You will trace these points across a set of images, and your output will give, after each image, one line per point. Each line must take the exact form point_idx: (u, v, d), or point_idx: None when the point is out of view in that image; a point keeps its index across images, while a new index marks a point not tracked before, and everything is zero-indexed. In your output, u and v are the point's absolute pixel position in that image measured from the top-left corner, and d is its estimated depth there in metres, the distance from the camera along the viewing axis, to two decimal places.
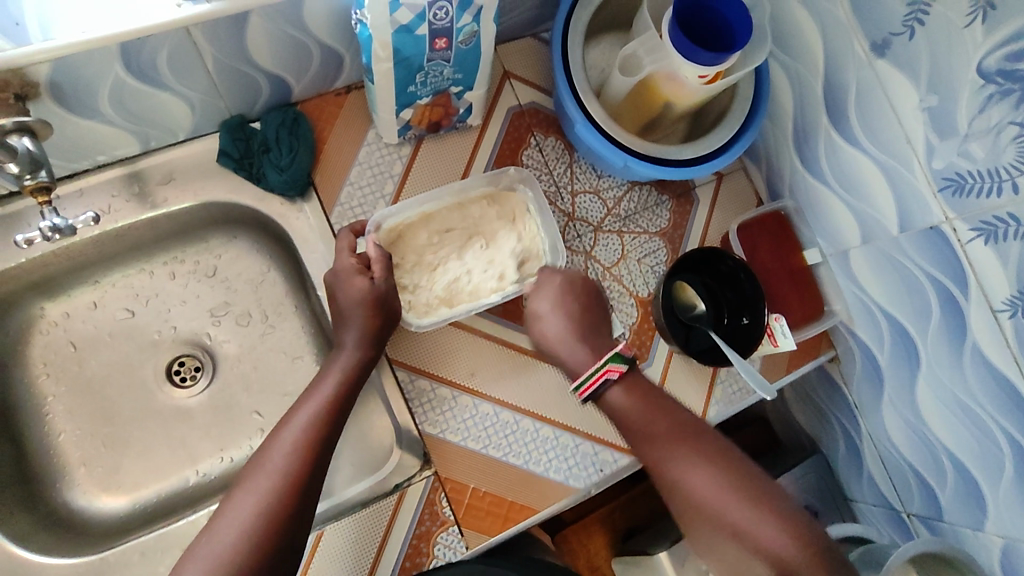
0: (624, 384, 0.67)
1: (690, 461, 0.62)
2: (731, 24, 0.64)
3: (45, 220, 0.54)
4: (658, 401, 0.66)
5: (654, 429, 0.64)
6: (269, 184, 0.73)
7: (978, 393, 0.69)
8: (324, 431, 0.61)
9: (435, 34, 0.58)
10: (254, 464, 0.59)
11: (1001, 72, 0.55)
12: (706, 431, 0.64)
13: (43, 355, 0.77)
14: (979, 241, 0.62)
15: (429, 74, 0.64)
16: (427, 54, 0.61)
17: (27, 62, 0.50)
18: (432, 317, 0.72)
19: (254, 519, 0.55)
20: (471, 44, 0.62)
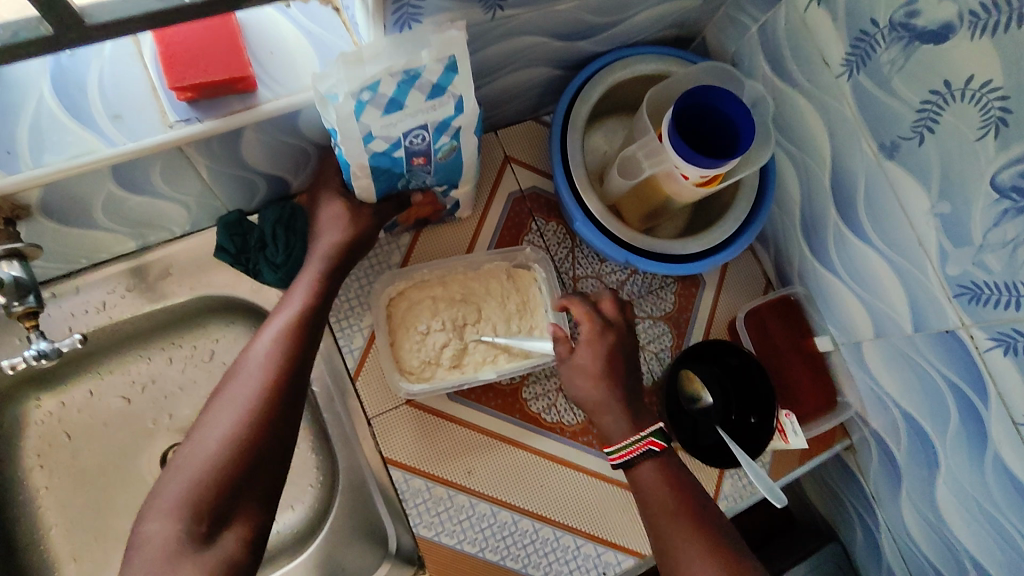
0: (658, 462, 0.63)
1: (699, 557, 0.57)
2: (733, 124, 0.63)
3: (32, 345, 0.55)
4: (681, 477, 0.62)
5: (673, 511, 0.60)
6: (265, 280, 0.72)
7: (1001, 504, 0.65)
8: (295, 343, 0.62)
9: (412, 154, 0.57)
10: (231, 381, 0.60)
11: (1016, 188, 0.52)
12: (718, 522, 0.60)
13: (37, 446, 0.76)
14: (997, 352, 0.59)
15: (413, 179, 0.63)
16: (406, 167, 0.60)
17: (17, 189, 0.50)
18: (424, 384, 0.70)
19: (231, 432, 0.55)
20: (452, 157, 0.60)
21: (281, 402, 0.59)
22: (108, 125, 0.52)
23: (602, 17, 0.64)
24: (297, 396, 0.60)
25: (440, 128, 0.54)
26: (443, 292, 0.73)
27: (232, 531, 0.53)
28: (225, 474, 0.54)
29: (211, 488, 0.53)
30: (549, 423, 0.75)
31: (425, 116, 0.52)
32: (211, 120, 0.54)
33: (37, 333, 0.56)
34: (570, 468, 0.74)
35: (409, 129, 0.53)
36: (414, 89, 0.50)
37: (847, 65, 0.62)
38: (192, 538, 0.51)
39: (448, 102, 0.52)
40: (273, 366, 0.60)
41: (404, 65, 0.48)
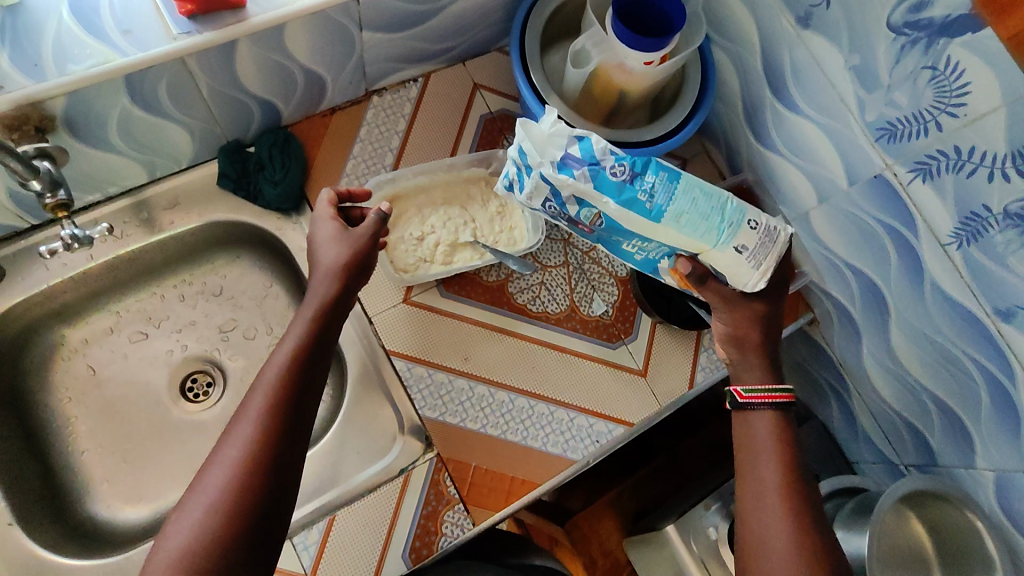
0: (777, 414, 0.67)
1: (779, 495, 0.62)
2: (667, 12, 0.72)
3: (64, 229, 0.65)
4: (794, 443, 0.65)
5: (772, 458, 0.64)
6: (265, 200, 0.79)
7: (944, 328, 0.72)
8: (290, 389, 0.58)
9: (573, 219, 0.68)
10: (228, 433, 0.56)
11: (907, 23, 0.60)
12: (807, 482, 0.63)
13: (65, 379, 0.82)
14: (918, 181, 0.67)
15: (641, 247, 0.69)
16: (598, 233, 0.70)
17: (45, 98, 0.58)
18: (413, 274, 0.78)
19: (223, 494, 0.52)
20: (607, 221, 0.66)
21: (276, 452, 0.55)
22: (120, 39, 0.60)
23: None
24: (294, 439, 0.57)
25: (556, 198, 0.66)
26: (427, 199, 0.82)
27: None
28: (218, 542, 0.50)
29: (207, 550, 0.50)
30: (534, 312, 0.82)
31: (541, 190, 0.66)
32: (210, 32, 0.62)
33: (70, 222, 0.66)
34: (557, 349, 0.81)
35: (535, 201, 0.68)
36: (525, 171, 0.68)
37: None
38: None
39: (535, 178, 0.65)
40: (264, 412, 0.56)
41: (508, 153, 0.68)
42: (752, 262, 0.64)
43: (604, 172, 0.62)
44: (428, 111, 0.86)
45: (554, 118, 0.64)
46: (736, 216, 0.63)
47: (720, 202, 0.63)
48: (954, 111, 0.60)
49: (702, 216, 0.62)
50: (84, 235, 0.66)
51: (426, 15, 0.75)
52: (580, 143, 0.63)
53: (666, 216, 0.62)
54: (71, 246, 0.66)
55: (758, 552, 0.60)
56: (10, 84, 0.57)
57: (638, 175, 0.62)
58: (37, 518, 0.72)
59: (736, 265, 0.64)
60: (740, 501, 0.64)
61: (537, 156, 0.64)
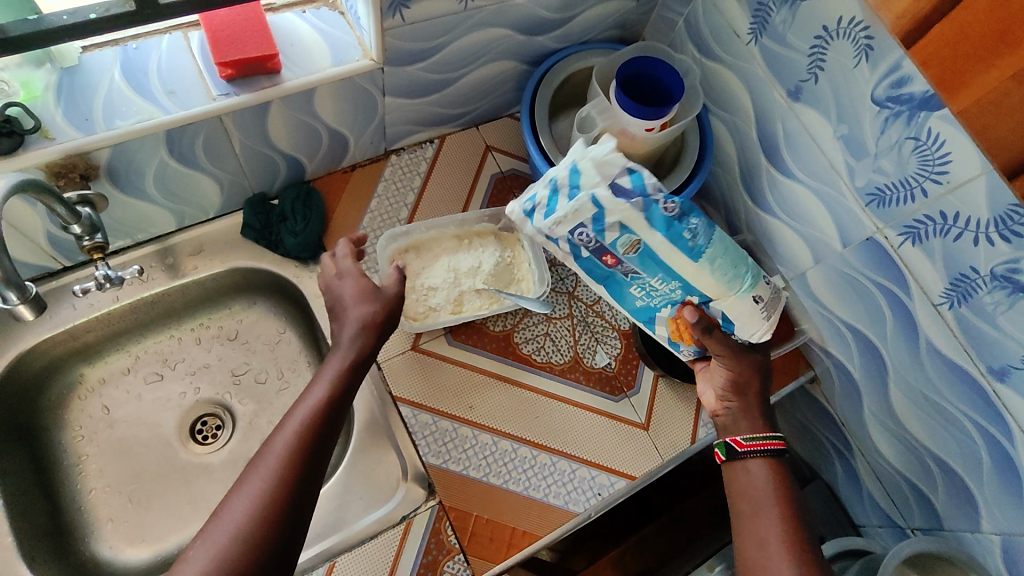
0: (773, 463, 0.69)
1: (780, 540, 0.63)
2: (668, 84, 0.78)
3: (99, 270, 0.68)
4: (792, 492, 0.67)
5: (769, 504, 0.66)
6: (285, 248, 0.83)
7: (941, 386, 0.74)
8: (316, 431, 0.60)
9: (599, 252, 0.67)
10: (253, 466, 0.58)
11: (890, 98, 0.65)
12: (805, 530, 0.65)
13: (79, 418, 0.84)
14: (908, 244, 0.70)
15: (649, 291, 0.71)
16: (610, 269, 0.70)
17: (92, 149, 0.63)
18: (423, 322, 0.81)
19: (244, 525, 0.54)
20: (635, 254, 0.66)
21: (297, 485, 0.57)
22: (164, 99, 0.66)
23: (554, 12, 0.79)
24: (314, 479, 0.59)
25: (596, 223, 0.64)
26: (439, 248, 0.85)
27: None
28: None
29: None
30: (538, 362, 0.84)
31: (588, 209, 0.63)
32: (246, 94, 0.67)
33: (103, 263, 0.69)
34: (561, 399, 0.82)
35: (574, 227, 0.65)
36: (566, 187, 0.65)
37: (751, 33, 0.77)
38: None
39: (586, 200, 0.63)
40: (289, 450, 0.58)
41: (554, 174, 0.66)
42: (763, 312, 0.70)
43: (656, 207, 0.63)
44: (443, 169, 0.91)
45: (612, 146, 0.64)
46: (755, 270, 0.69)
47: (740, 256, 0.68)
48: (937, 178, 0.64)
49: (731, 263, 0.67)
50: (116, 277, 0.69)
51: (444, 83, 0.81)
52: (631, 175, 0.63)
53: (705, 257, 0.65)
54: (104, 286, 0.68)
55: None
56: (61, 136, 0.62)
57: (688, 215, 0.64)
58: (41, 554, 0.73)
59: (754, 315, 0.69)
60: (740, 549, 0.65)
61: (594, 177, 0.63)
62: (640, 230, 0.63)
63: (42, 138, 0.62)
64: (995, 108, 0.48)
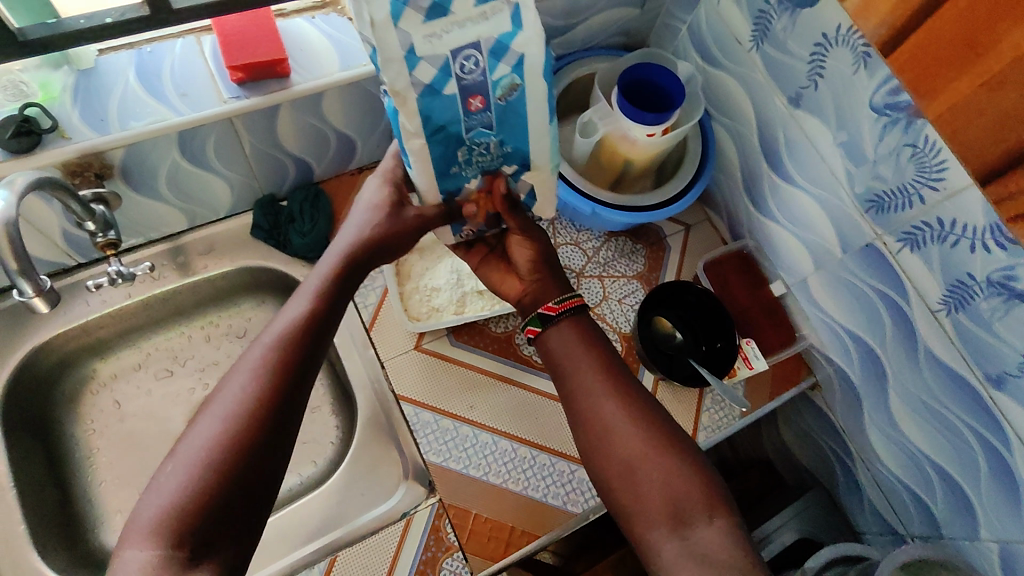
0: (575, 321, 0.72)
1: (607, 396, 0.67)
2: (669, 89, 0.79)
3: (111, 266, 0.70)
4: (605, 350, 0.71)
5: (584, 364, 0.69)
6: (293, 249, 0.85)
7: (939, 394, 0.74)
8: (287, 361, 0.59)
9: (466, 89, 0.52)
10: (218, 392, 0.58)
11: (887, 105, 0.66)
12: (631, 381, 0.69)
13: (91, 411, 0.86)
14: (906, 250, 0.70)
15: (473, 150, 0.58)
16: (462, 118, 0.55)
17: (107, 148, 0.65)
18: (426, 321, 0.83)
19: (205, 453, 0.53)
20: (505, 101, 0.55)
21: (275, 410, 0.57)
22: (177, 100, 0.68)
23: (558, 20, 0.80)
24: (285, 416, 0.58)
25: (496, 50, 0.51)
26: (443, 249, 0.87)
27: (216, 554, 0.51)
28: (198, 505, 0.51)
29: (190, 510, 0.51)
30: (539, 364, 0.85)
31: (472, 55, 0.50)
32: (257, 97, 0.69)
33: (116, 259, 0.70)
34: (561, 401, 0.83)
35: (460, 45, 0.49)
36: None
37: (753, 40, 0.78)
38: (173, 562, 0.49)
39: (504, 7, 0.49)
40: (256, 380, 0.58)
41: None
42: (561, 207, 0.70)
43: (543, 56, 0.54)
44: None
45: None
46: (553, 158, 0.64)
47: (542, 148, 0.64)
48: (934, 185, 0.65)
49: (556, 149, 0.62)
50: (127, 274, 0.71)
51: None
52: None
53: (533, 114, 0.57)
54: (116, 282, 0.70)
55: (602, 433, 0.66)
56: (78, 136, 0.64)
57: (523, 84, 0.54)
58: (52, 543, 0.75)
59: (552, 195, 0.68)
60: (573, 409, 0.69)
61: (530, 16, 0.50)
62: (525, 65, 0.53)
63: (59, 138, 0.64)
64: (966, 111, 0.48)
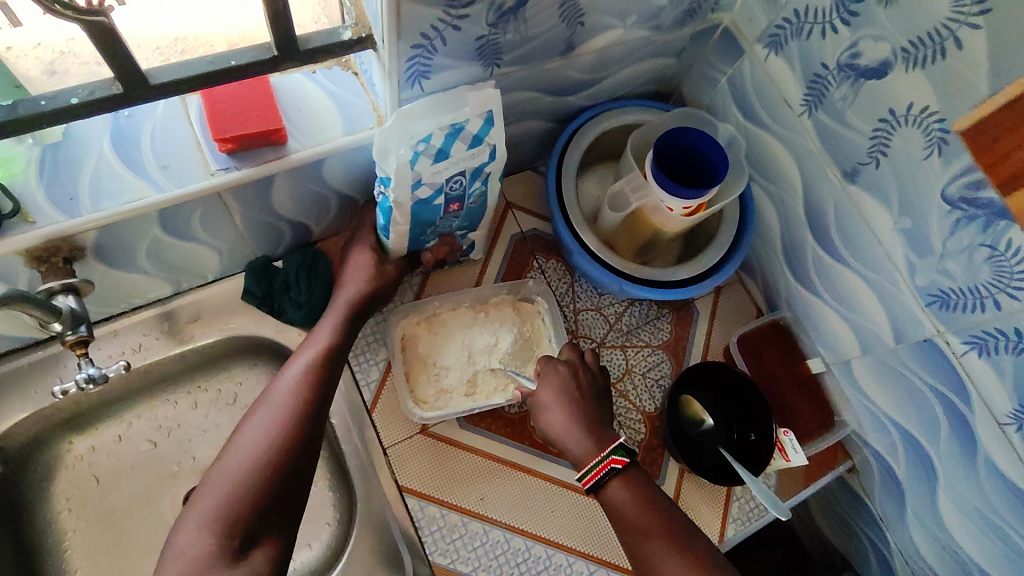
0: (623, 480, 0.65)
1: (672, 559, 0.60)
2: (710, 157, 0.70)
3: (79, 373, 0.59)
4: (659, 501, 0.64)
5: (641, 525, 0.62)
6: (289, 318, 0.78)
7: (999, 508, 0.67)
8: (320, 378, 0.67)
9: (449, 201, 0.67)
10: (263, 401, 0.65)
11: (964, 198, 0.58)
12: (691, 532, 0.62)
13: (66, 489, 0.79)
14: (972, 354, 0.63)
15: (440, 226, 0.72)
16: (440, 216, 0.69)
17: (76, 231, 0.57)
18: (435, 410, 0.75)
19: (259, 453, 0.61)
20: (479, 203, 0.71)
21: (315, 413, 0.65)
22: (157, 173, 0.60)
23: (587, 74, 0.72)
24: (320, 423, 0.65)
25: (477, 172, 0.64)
26: (454, 323, 0.79)
27: (261, 550, 0.58)
28: (253, 500, 0.59)
29: (244, 501, 0.58)
30: (556, 449, 0.78)
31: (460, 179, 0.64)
32: (248, 168, 0.61)
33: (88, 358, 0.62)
34: (580, 492, 0.77)
35: (452, 174, 0.63)
36: (459, 141, 0.60)
37: (806, 104, 0.70)
38: (224, 552, 0.56)
39: (485, 148, 0.62)
40: (298, 394, 0.66)
41: (451, 120, 0.59)
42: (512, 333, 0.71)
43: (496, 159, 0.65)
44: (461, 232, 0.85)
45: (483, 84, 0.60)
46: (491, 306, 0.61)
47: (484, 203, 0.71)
48: (1014, 293, 0.57)
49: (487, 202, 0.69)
50: (100, 375, 0.60)
51: None
52: (477, 138, 0.61)
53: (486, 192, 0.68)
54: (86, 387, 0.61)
55: None
56: (42, 218, 0.56)
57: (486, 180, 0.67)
58: None
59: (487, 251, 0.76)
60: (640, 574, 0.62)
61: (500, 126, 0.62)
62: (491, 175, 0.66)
63: (21, 221, 0.56)
64: None
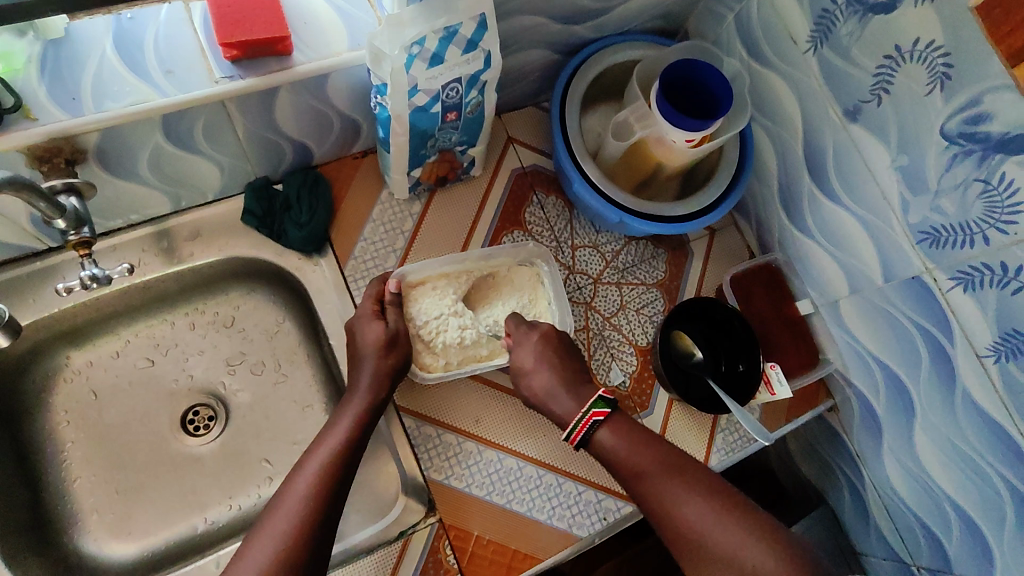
0: (611, 427, 0.69)
1: (679, 490, 0.64)
2: (715, 91, 0.71)
3: (85, 269, 0.60)
4: (659, 444, 0.68)
5: (643, 465, 0.66)
6: (288, 240, 0.78)
7: (973, 439, 0.70)
8: (332, 480, 0.63)
9: (447, 109, 0.65)
10: (276, 505, 0.61)
11: (962, 134, 0.60)
12: (693, 467, 0.66)
13: (64, 403, 0.80)
14: (958, 289, 0.65)
15: (438, 140, 0.72)
16: (439, 124, 0.68)
17: (77, 131, 0.56)
18: (439, 372, 0.75)
19: (272, 559, 0.57)
20: (477, 113, 0.69)
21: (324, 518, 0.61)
22: (161, 78, 0.59)
23: (595, 2, 0.72)
24: (329, 520, 0.61)
25: (472, 80, 0.63)
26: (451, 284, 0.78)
27: None
28: None
29: None
30: None
31: (456, 87, 0.63)
32: (253, 77, 0.61)
33: (90, 261, 0.61)
34: None
35: (447, 80, 0.62)
36: (452, 45, 0.58)
37: (811, 41, 0.70)
38: None
39: (478, 54, 0.60)
40: (310, 492, 0.62)
41: (444, 23, 0.57)
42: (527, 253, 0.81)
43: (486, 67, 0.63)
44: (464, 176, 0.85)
45: None
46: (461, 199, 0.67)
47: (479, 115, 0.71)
48: (1004, 228, 0.59)
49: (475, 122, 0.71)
50: (104, 275, 0.61)
51: None
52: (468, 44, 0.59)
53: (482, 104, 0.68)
54: (89, 287, 0.59)
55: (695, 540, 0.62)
56: (44, 117, 0.56)
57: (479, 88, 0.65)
58: (21, 549, 0.70)
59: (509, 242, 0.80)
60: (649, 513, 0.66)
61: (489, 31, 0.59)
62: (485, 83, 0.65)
63: (22, 118, 0.55)
64: None
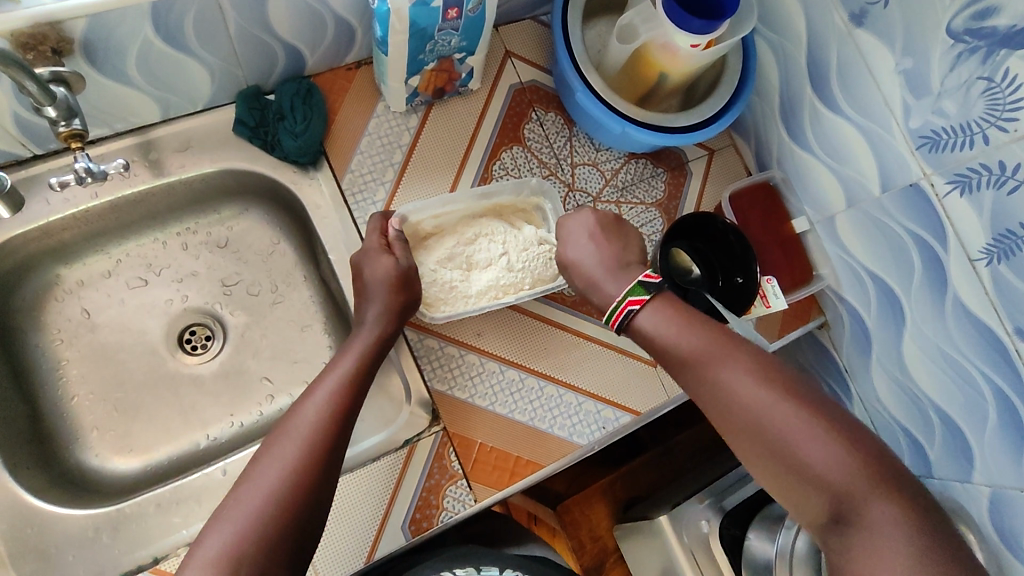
0: (654, 306, 0.61)
1: (729, 372, 0.55)
2: None
3: (78, 161, 0.60)
4: (704, 321, 0.60)
5: (689, 348, 0.58)
6: (283, 150, 0.76)
7: (960, 344, 0.71)
8: (344, 405, 0.61)
9: (448, 4, 0.64)
10: (284, 427, 0.58)
11: (968, 30, 0.60)
12: (745, 346, 0.57)
13: (56, 321, 0.78)
14: (955, 194, 0.66)
15: (437, 43, 0.70)
16: (439, 24, 0.66)
17: (66, 17, 0.54)
18: (445, 310, 0.74)
19: (285, 478, 0.53)
20: (478, 12, 0.67)
21: (338, 441, 0.58)
22: None
23: None
24: (344, 444, 0.59)
25: None
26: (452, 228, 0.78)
27: None
28: (277, 530, 0.51)
29: (273, 518, 0.51)
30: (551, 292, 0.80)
31: None
32: None
33: (84, 153, 0.61)
34: (572, 333, 0.80)
35: None
36: None
37: None
38: None
39: None
40: (324, 418, 0.59)
41: None
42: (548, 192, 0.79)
43: None
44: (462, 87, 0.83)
45: None
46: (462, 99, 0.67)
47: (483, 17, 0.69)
48: (1004, 126, 0.59)
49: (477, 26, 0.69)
50: (100, 171, 0.62)
51: None
52: None
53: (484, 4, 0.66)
54: (86, 181, 0.61)
55: (751, 429, 0.53)
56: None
57: None
58: (24, 461, 0.69)
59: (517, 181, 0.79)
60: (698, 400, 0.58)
61: None
62: None
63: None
64: None
